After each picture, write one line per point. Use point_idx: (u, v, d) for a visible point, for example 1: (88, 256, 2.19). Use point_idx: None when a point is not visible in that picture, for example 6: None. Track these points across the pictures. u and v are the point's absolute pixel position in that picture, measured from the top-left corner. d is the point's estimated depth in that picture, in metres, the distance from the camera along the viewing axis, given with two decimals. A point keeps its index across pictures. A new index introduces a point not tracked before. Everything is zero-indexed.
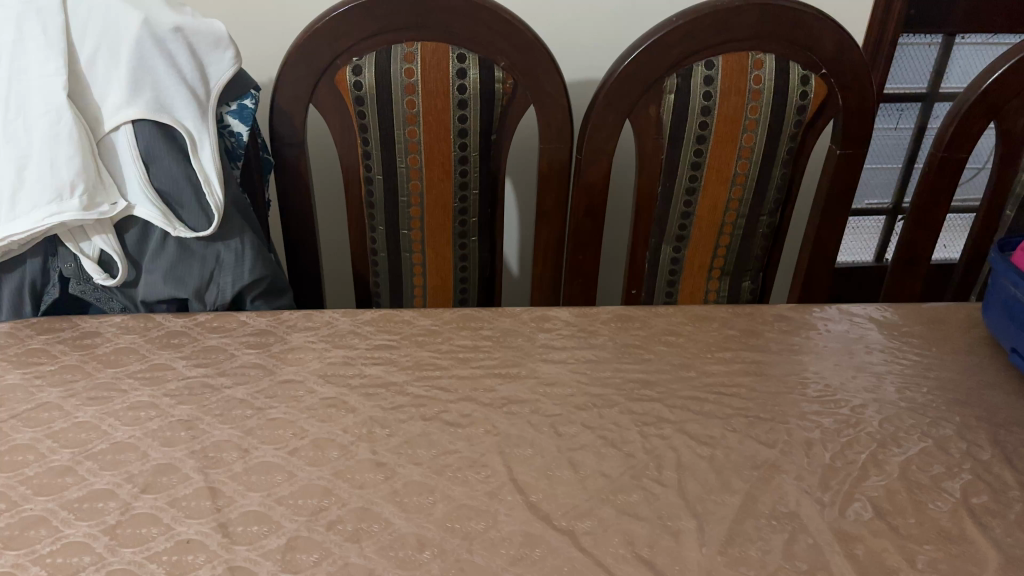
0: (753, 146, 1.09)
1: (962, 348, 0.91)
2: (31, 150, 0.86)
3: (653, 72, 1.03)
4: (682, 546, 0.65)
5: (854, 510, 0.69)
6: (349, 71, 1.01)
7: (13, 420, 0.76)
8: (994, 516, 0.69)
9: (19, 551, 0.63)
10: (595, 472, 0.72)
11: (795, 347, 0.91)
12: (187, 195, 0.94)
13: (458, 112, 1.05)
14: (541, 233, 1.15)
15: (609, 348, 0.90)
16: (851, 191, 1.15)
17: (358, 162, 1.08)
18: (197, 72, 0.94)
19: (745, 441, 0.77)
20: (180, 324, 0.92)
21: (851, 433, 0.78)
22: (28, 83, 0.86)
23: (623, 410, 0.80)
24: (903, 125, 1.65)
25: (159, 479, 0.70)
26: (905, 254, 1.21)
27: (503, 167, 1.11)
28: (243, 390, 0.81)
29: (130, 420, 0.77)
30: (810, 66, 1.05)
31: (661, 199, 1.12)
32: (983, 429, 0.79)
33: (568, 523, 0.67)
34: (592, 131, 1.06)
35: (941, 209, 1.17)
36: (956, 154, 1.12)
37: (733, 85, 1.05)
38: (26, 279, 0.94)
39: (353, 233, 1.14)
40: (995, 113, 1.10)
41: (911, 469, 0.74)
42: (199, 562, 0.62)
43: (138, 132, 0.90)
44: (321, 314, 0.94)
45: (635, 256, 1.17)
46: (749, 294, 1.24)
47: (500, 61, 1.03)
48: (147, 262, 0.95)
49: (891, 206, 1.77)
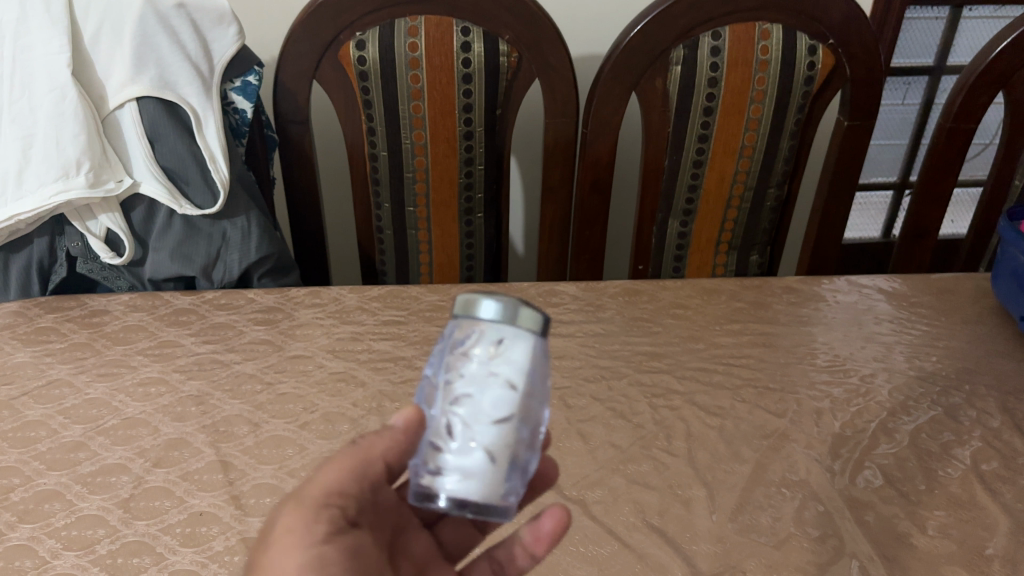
0: (760, 117, 1.08)
1: (971, 318, 0.91)
2: (36, 128, 0.86)
3: (660, 43, 1.02)
4: (692, 514, 0.65)
5: (865, 477, 0.69)
6: (353, 46, 1.00)
7: (24, 397, 0.76)
8: (1005, 482, 0.69)
9: (34, 524, 0.63)
10: (604, 443, 0.72)
11: (803, 318, 0.91)
12: (193, 171, 0.93)
13: (463, 87, 1.04)
14: (548, 208, 1.15)
15: (616, 322, 0.90)
16: (860, 162, 1.14)
17: (363, 139, 1.08)
18: (200, 48, 0.93)
19: (754, 411, 0.77)
20: (188, 302, 0.92)
21: (861, 402, 0.78)
22: (32, 62, 0.86)
23: (632, 381, 0.80)
24: (910, 99, 1.64)
25: (171, 454, 0.70)
26: (913, 226, 1.20)
27: (509, 142, 1.11)
28: (253, 365, 0.82)
29: (141, 396, 0.77)
30: (818, 36, 1.04)
31: (668, 172, 1.12)
32: (993, 397, 0.79)
33: (578, 492, 0.67)
34: (599, 103, 1.05)
35: (950, 180, 1.16)
36: (965, 123, 1.11)
37: (740, 55, 1.03)
38: (34, 258, 0.94)
39: (359, 211, 1.14)
40: (1004, 82, 1.08)
41: (921, 437, 0.74)
42: (213, 533, 0.62)
43: (142, 109, 0.90)
44: (328, 290, 0.95)
45: (642, 231, 1.17)
46: (756, 268, 1.24)
47: (505, 34, 1.02)
48: (153, 242, 0.95)
49: (897, 182, 1.76)
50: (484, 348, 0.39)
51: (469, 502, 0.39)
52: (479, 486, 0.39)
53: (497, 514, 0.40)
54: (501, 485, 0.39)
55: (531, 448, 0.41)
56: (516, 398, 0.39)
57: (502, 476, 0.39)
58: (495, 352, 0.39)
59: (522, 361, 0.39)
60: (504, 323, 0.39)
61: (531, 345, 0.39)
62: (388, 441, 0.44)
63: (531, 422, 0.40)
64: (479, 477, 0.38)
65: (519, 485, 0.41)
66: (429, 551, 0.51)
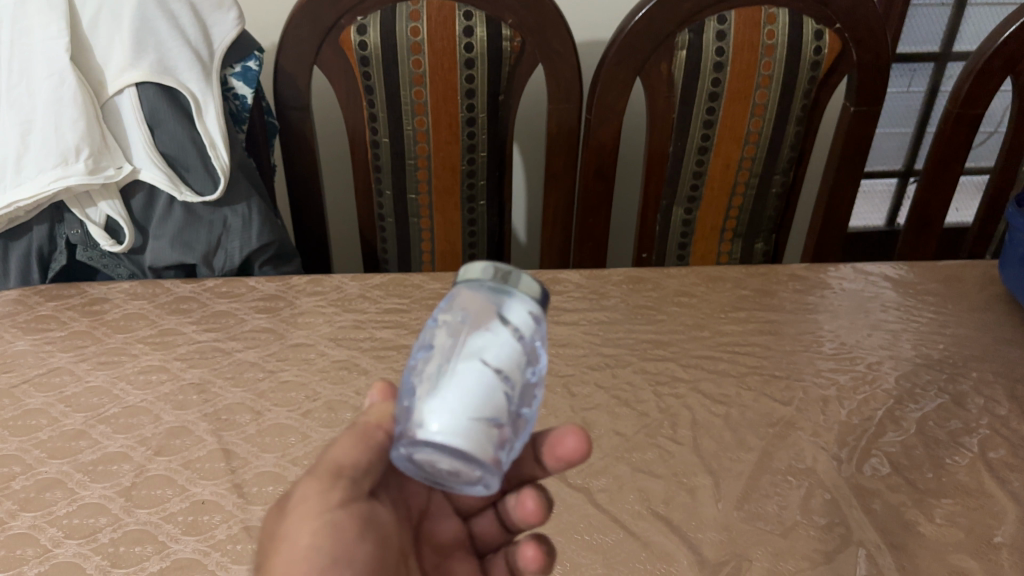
0: (766, 102, 1.07)
1: (979, 305, 0.90)
2: (35, 114, 0.85)
3: (664, 27, 1.00)
4: (698, 502, 0.64)
5: (871, 465, 0.69)
6: (354, 30, 0.99)
7: (24, 385, 0.76)
8: (1013, 470, 0.69)
9: (36, 512, 0.63)
10: (609, 431, 0.72)
11: (809, 305, 0.90)
12: (193, 158, 0.92)
13: (466, 72, 1.03)
14: (551, 195, 1.14)
15: (620, 310, 0.89)
16: (866, 149, 1.13)
17: (364, 125, 1.07)
18: (199, 33, 0.92)
19: (760, 398, 0.76)
20: (188, 290, 0.91)
21: (867, 390, 0.78)
22: (30, 47, 0.85)
23: (636, 369, 0.80)
24: (915, 86, 1.62)
25: (173, 442, 0.70)
26: (919, 214, 1.19)
27: (512, 128, 1.10)
28: (254, 353, 0.81)
29: (142, 384, 0.77)
30: (825, 20, 1.02)
31: (673, 159, 1.11)
32: (1000, 384, 0.78)
33: (583, 480, 0.66)
34: (603, 89, 1.04)
35: (956, 167, 1.15)
36: (972, 110, 1.10)
37: (745, 39, 1.02)
38: (33, 246, 0.94)
39: (361, 199, 1.13)
40: (1012, 68, 1.07)
41: (928, 424, 0.74)
42: (215, 522, 0.62)
43: (142, 94, 0.89)
44: (329, 278, 0.94)
45: (646, 218, 1.16)
46: (761, 256, 1.23)
47: (508, 18, 1.01)
48: (153, 229, 0.95)
49: (902, 170, 1.75)
50: (457, 300, 0.40)
51: (422, 435, 0.37)
52: (431, 418, 0.37)
53: (455, 456, 0.36)
54: (454, 419, 0.36)
55: (506, 398, 0.37)
56: (478, 337, 0.38)
57: (460, 411, 0.36)
58: (463, 300, 0.40)
59: (489, 306, 0.39)
60: (475, 274, 0.40)
61: (503, 294, 0.39)
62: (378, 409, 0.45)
63: (501, 365, 0.37)
64: (432, 409, 0.37)
65: (495, 439, 0.36)
66: (455, 538, 0.53)
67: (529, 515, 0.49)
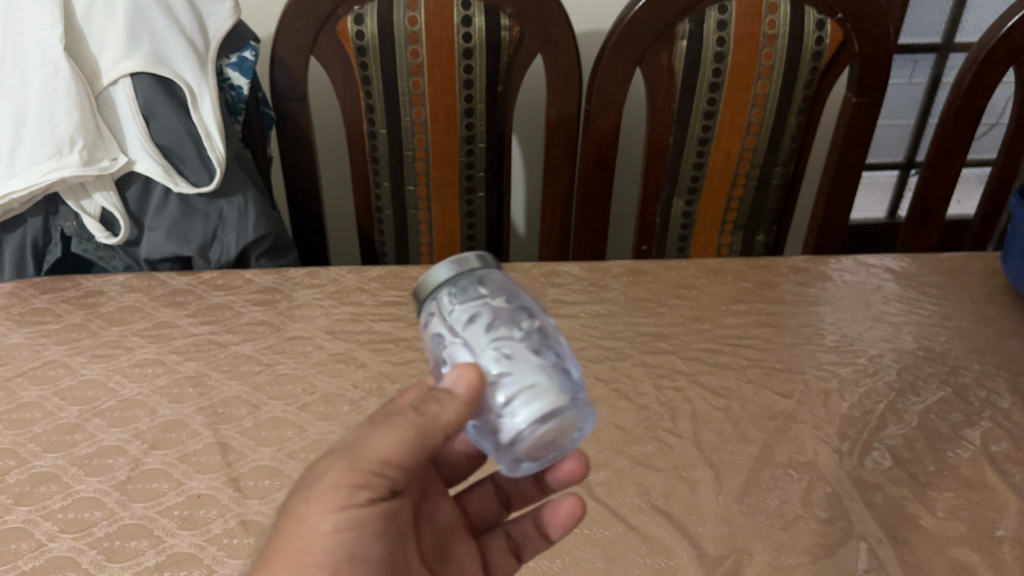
0: (767, 93, 1.06)
1: (981, 298, 0.89)
2: (29, 105, 0.84)
3: (665, 17, 0.99)
4: (698, 496, 0.64)
5: (873, 459, 0.68)
6: (351, 20, 0.98)
7: (19, 378, 0.75)
8: (1016, 463, 0.68)
9: (30, 506, 0.62)
10: (608, 424, 0.71)
11: (810, 298, 0.90)
12: (188, 149, 0.91)
13: (464, 62, 1.02)
14: (550, 187, 1.13)
15: (620, 302, 0.89)
16: (868, 140, 1.12)
17: (362, 116, 1.06)
18: (195, 22, 0.91)
19: (760, 391, 0.76)
20: (185, 282, 0.90)
21: (869, 383, 0.77)
22: (23, 37, 0.84)
23: (636, 362, 0.79)
24: (917, 78, 1.61)
25: (168, 436, 0.69)
26: (921, 205, 1.19)
27: (511, 120, 1.09)
28: (251, 346, 0.81)
29: (137, 377, 0.76)
30: (827, 9, 1.01)
31: (673, 150, 1.10)
32: (1002, 377, 0.78)
33: (582, 474, 0.66)
34: (603, 79, 1.03)
35: (959, 159, 1.14)
36: (975, 100, 1.09)
37: (746, 29, 1.01)
38: (28, 238, 0.93)
39: (358, 191, 1.12)
40: (1015, 58, 1.06)
41: (931, 417, 0.73)
42: (211, 516, 0.61)
43: (137, 85, 0.88)
44: (326, 271, 0.93)
45: (646, 210, 1.15)
46: (762, 248, 1.22)
47: (506, 8, 1.00)
48: (149, 221, 0.94)
49: (903, 162, 1.74)
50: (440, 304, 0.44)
51: (550, 397, 0.40)
52: (541, 387, 0.40)
53: (548, 417, 0.39)
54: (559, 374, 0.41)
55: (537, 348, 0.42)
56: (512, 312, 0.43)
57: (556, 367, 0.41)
58: (468, 291, 0.43)
59: (493, 286, 0.44)
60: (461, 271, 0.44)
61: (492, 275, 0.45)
62: (454, 410, 0.41)
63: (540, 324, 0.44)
64: (501, 391, 0.40)
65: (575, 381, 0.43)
66: (453, 519, 0.56)
67: (569, 473, 0.52)
